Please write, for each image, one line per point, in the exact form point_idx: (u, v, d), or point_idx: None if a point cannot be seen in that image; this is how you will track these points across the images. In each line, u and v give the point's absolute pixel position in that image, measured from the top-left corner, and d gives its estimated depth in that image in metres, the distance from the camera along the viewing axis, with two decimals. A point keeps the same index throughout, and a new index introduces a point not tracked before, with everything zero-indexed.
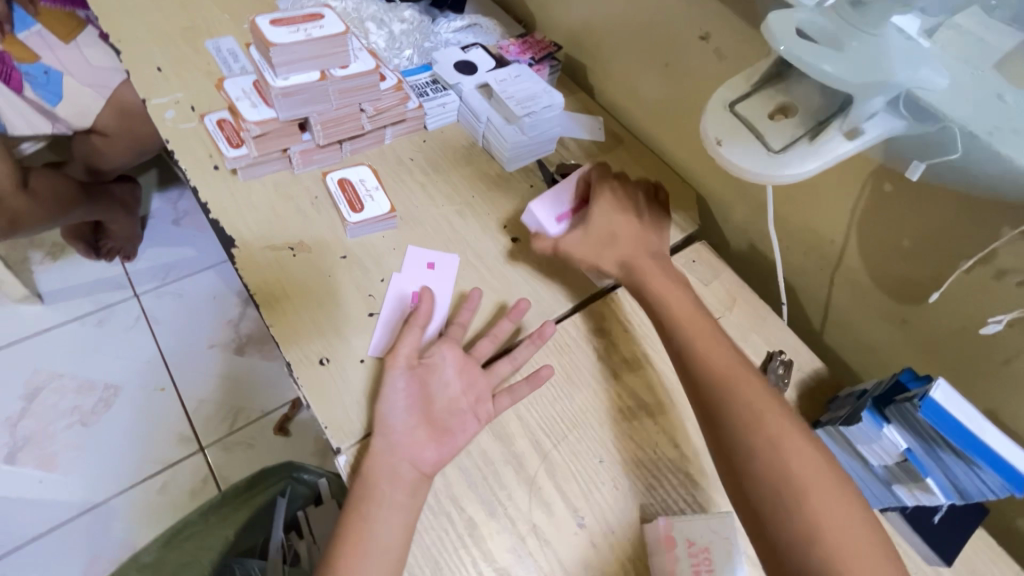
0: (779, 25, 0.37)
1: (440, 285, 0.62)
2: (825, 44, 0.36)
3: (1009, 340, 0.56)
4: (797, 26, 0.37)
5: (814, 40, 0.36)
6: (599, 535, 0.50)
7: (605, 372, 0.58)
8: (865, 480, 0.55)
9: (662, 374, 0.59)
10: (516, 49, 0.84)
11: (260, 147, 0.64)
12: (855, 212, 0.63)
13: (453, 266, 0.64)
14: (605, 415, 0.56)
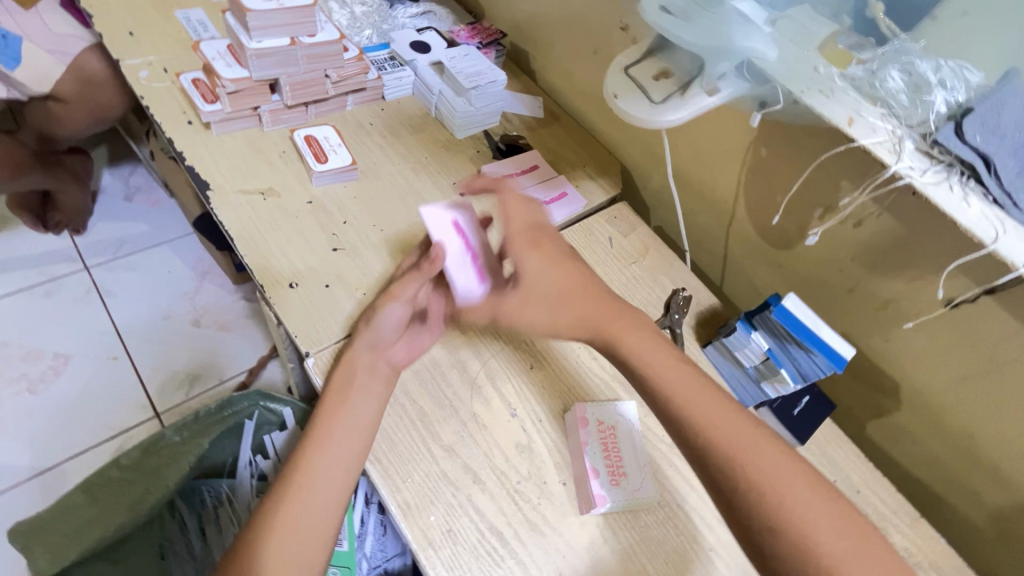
0: (649, 5, 0.51)
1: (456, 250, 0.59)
2: (680, 18, 0.50)
3: (851, 271, 0.72)
4: (662, 5, 0.51)
5: (674, 15, 0.50)
6: (526, 422, 0.60)
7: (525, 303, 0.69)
8: (740, 383, 0.68)
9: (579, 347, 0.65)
10: (465, 34, 0.94)
11: (233, 103, 0.71)
12: (742, 175, 0.77)
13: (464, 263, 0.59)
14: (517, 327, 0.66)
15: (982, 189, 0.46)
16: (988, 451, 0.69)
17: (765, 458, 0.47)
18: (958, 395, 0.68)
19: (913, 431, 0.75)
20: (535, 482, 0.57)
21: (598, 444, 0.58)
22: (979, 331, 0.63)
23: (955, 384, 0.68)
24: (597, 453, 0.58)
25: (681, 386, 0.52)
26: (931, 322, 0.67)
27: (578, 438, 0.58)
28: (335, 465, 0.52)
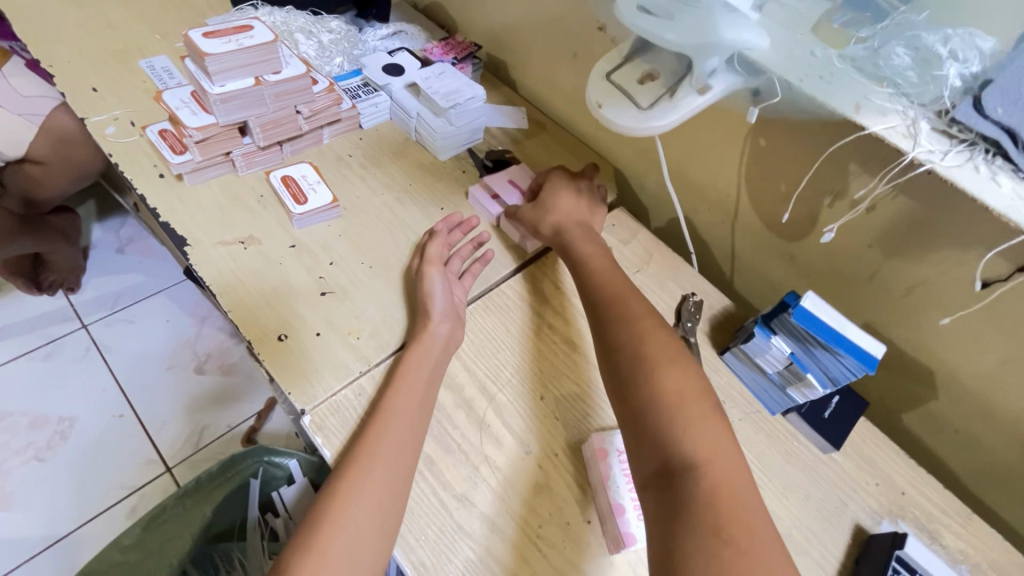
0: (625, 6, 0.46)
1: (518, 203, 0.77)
2: (660, 16, 0.45)
3: (868, 257, 0.68)
4: (639, 5, 0.46)
5: (654, 14, 0.45)
6: (544, 459, 0.57)
7: (537, 326, 0.67)
8: (766, 390, 0.64)
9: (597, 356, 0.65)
10: (439, 51, 0.91)
11: (203, 151, 0.68)
12: (741, 167, 0.73)
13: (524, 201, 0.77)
14: (531, 352, 0.64)
15: (1012, 166, 0.42)
16: None
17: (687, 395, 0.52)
18: (1000, 379, 0.64)
19: (954, 419, 0.71)
20: (558, 525, 0.53)
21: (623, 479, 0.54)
22: (1020, 314, 0.58)
23: (997, 369, 0.63)
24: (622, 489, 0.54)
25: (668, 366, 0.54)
26: (965, 306, 0.62)
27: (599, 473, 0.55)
28: (363, 531, 0.47)
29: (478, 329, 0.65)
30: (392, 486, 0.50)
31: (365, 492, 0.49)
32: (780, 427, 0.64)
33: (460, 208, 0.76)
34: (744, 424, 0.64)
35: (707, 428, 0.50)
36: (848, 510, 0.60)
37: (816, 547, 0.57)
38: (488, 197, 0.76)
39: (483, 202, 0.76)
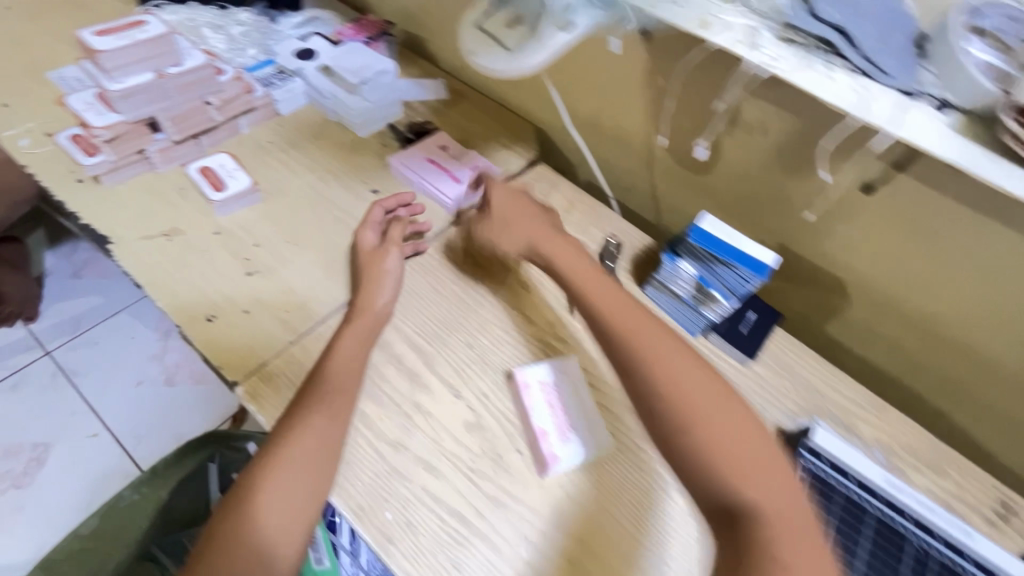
0: None
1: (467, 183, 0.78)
2: None
3: (770, 178, 0.71)
4: None
5: None
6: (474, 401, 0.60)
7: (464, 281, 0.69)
8: (683, 313, 0.67)
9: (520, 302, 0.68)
10: (351, 32, 0.93)
11: (115, 150, 0.69)
12: (647, 108, 0.76)
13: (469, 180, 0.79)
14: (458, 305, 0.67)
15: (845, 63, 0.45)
16: (941, 327, 0.68)
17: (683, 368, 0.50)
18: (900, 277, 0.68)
19: (869, 324, 0.75)
20: (489, 458, 0.56)
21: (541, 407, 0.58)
22: (905, 211, 0.62)
23: (896, 268, 0.67)
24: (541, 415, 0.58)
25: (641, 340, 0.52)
26: (860, 211, 0.66)
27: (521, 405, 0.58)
28: (297, 484, 0.49)
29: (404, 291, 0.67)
30: (326, 441, 0.52)
31: (306, 438, 0.51)
32: (702, 348, 0.68)
33: (383, 180, 0.78)
34: None
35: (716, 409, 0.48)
36: (768, 416, 0.64)
37: None
38: (407, 166, 0.78)
39: (405, 172, 0.78)
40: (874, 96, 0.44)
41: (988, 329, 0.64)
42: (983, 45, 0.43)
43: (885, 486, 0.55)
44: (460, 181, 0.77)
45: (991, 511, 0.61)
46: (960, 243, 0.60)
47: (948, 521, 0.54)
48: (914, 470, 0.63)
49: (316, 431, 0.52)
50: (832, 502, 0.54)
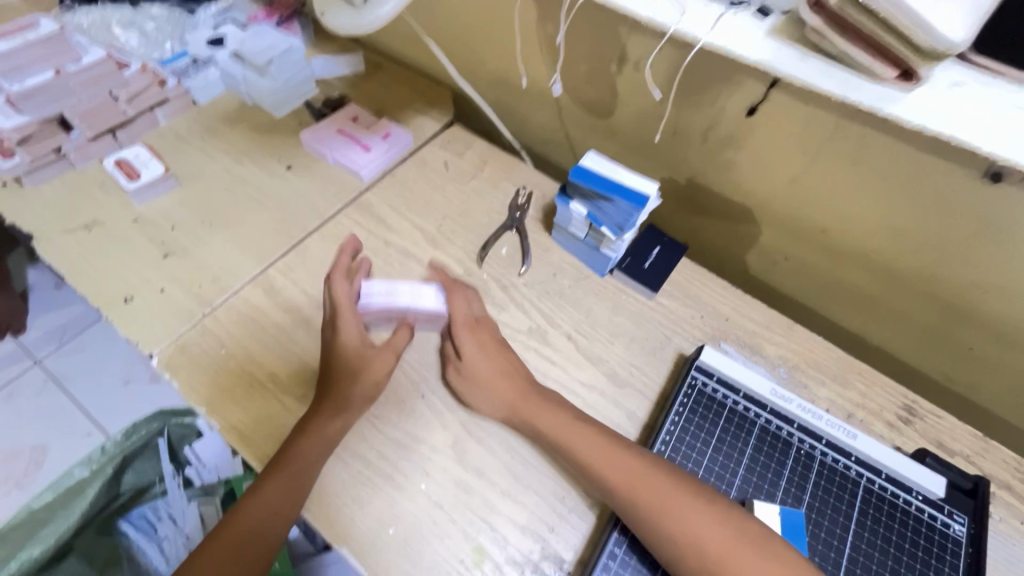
0: None
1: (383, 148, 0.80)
2: None
3: (667, 113, 0.71)
4: None
5: None
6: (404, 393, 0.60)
7: (374, 245, 0.72)
8: (585, 253, 0.70)
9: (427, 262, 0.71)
10: (263, 15, 0.94)
11: (30, 151, 0.72)
12: (545, 57, 0.76)
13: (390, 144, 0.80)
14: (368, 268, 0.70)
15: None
16: (847, 241, 0.69)
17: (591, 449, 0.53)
18: (802, 196, 0.68)
19: (787, 247, 0.75)
20: (393, 404, 0.59)
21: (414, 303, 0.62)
22: (792, 129, 0.62)
23: (795, 189, 0.68)
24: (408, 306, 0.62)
25: (593, 455, 0.53)
26: (751, 135, 0.66)
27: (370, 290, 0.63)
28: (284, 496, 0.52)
29: (316, 257, 0.70)
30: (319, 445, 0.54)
31: (302, 454, 0.53)
32: (609, 285, 0.70)
33: (297, 156, 0.80)
34: (574, 289, 0.69)
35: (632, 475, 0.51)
36: (673, 342, 0.66)
37: (640, 378, 0.63)
38: (316, 140, 0.80)
39: (316, 146, 0.80)
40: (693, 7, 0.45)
41: (888, 238, 0.65)
42: None
43: (771, 395, 0.57)
44: (370, 149, 0.79)
45: (893, 413, 0.63)
46: (849, 156, 0.61)
47: (833, 423, 0.56)
48: (818, 382, 0.65)
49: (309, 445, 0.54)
50: (720, 415, 0.56)
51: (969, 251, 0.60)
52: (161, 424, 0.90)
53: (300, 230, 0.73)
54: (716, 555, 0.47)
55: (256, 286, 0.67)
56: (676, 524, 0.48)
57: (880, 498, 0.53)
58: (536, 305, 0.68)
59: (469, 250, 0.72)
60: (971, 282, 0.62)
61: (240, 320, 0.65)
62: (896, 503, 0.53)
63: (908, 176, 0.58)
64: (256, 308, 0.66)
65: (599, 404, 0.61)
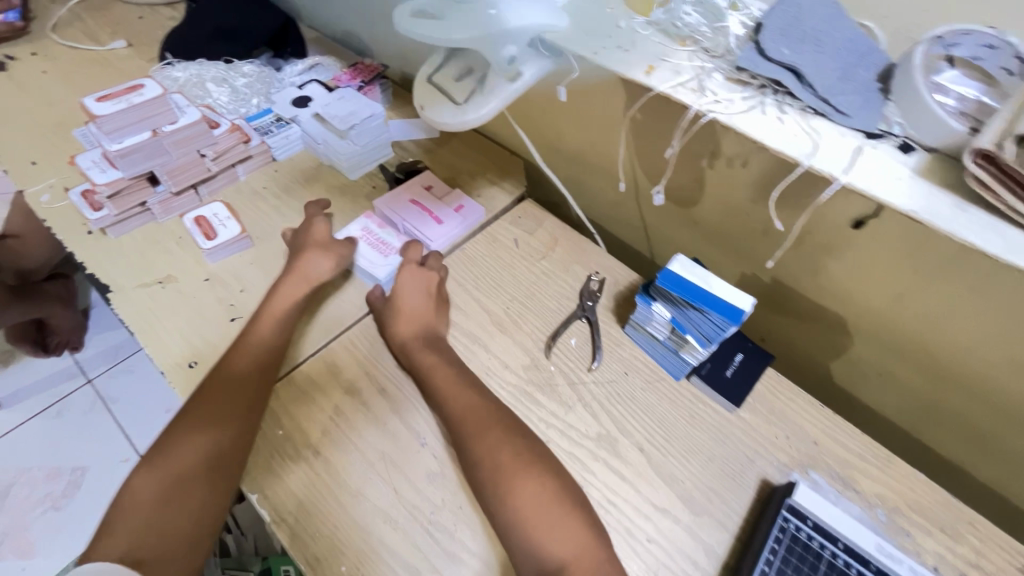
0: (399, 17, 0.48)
1: (455, 221, 0.78)
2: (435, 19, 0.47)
3: (758, 212, 0.67)
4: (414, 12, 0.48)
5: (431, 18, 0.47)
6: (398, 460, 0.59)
7: None
8: (663, 355, 0.65)
9: (493, 348, 0.68)
10: (347, 77, 0.96)
11: (117, 205, 0.74)
12: (628, 143, 0.74)
13: (466, 216, 0.79)
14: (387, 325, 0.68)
15: (797, 102, 0.47)
16: (955, 369, 0.62)
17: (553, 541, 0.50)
18: (905, 315, 0.62)
19: (882, 363, 0.68)
20: (449, 510, 0.55)
21: (384, 264, 0.73)
22: (896, 249, 0.57)
23: (895, 308, 0.62)
24: (385, 237, 0.76)
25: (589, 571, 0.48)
26: (852, 247, 0.61)
27: (353, 225, 0.78)
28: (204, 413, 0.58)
29: (377, 335, 0.68)
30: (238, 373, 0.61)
31: (185, 452, 0.55)
32: (685, 392, 0.64)
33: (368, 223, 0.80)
34: (647, 393, 0.64)
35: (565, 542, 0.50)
36: (755, 466, 0.60)
37: (719, 506, 0.57)
38: (387, 208, 0.79)
39: (384, 212, 0.79)
40: (826, 139, 0.46)
41: (946, 343, 0.61)
42: (960, 74, 0.44)
43: (877, 552, 0.50)
44: (442, 221, 0.78)
45: None
46: (957, 285, 0.55)
47: None
48: (922, 531, 0.57)
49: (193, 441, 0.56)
50: (816, 569, 0.50)
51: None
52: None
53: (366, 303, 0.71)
54: None
55: (317, 360, 0.66)
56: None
57: None
58: (605, 409, 0.63)
59: (536, 337, 0.69)
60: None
61: (299, 396, 0.63)
62: None
63: (983, 292, 0.54)
64: (317, 385, 0.64)
65: (673, 533, 0.55)
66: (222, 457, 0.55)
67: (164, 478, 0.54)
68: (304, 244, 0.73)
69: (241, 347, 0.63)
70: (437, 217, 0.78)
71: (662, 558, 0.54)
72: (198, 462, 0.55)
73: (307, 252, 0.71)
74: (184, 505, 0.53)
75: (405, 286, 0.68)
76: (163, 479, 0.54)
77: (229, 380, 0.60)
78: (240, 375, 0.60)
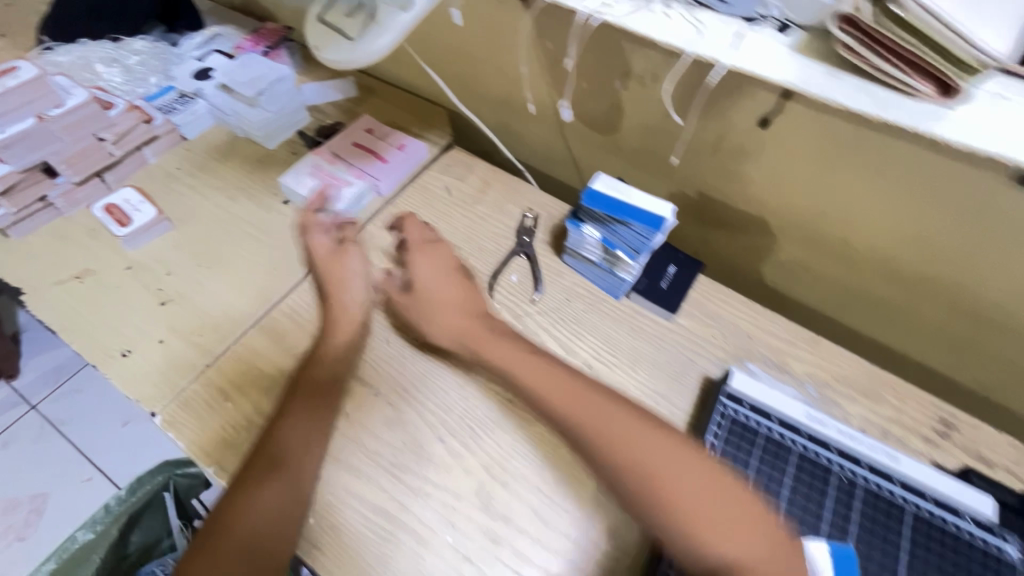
0: None
1: (401, 160, 0.79)
2: None
3: (673, 127, 0.69)
4: None
5: None
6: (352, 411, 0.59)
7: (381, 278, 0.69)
8: (600, 277, 0.67)
9: None
10: (250, 45, 0.91)
11: (15, 202, 0.69)
12: (545, 76, 0.74)
13: (412, 157, 0.80)
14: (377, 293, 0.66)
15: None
16: (866, 250, 0.66)
17: (580, 412, 0.52)
18: (869, 229, 0.64)
19: (835, 271, 0.72)
20: (410, 450, 0.56)
21: (336, 196, 0.73)
22: (808, 141, 0.60)
23: (862, 226, 0.64)
24: (336, 171, 0.76)
25: (620, 438, 0.50)
26: (765, 146, 0.64)
27: (302, 163, 0.77)
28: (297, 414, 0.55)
29: (319, 296, 0.67)
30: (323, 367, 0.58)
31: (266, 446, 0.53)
32: (626, 309, 0.67)
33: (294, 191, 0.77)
34: (590, 314, 0.66)
35: (615, 419, 0.51)
36: (696, 366, 0.63)
37: (665, 406, 0.60)
38: (327, 153, 0.78)
39: (326, 153, 0.78)
40: (711, 28, 0.48)
41: (854, 225, 0.65)
42: None
43: (806, 419, 0.55)
44: (388, 161, 0.78)
45: (929, 428, 0.61)
46: (910, 187, 0.57)
47: (875, 447, 0.53)
48: (849, 400, 0.62)
49: (294, 446, 0.53)
50: (754, 444, 0.54)
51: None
52: (166, 478, 0.76)
53: None
54: (654, 476, 0.47)
55: (258, 330, 0.64)
56: (645, 468, 0.48)
57: (931, 526, 0.50)
58: (549, 333, 0.65)
59: (477, 278, 0.69)
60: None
61: (245, 366, 0.62)
62: (944, 528, 0.50)
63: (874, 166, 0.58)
64: (260, 353, 0.63)
65: None
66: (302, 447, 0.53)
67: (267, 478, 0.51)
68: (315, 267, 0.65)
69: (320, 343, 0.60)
70: (383, 155, 0.78)
71: None
72: (294, 451, 0.53)
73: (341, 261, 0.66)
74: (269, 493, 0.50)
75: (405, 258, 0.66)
76: (264, 480, 0.51)
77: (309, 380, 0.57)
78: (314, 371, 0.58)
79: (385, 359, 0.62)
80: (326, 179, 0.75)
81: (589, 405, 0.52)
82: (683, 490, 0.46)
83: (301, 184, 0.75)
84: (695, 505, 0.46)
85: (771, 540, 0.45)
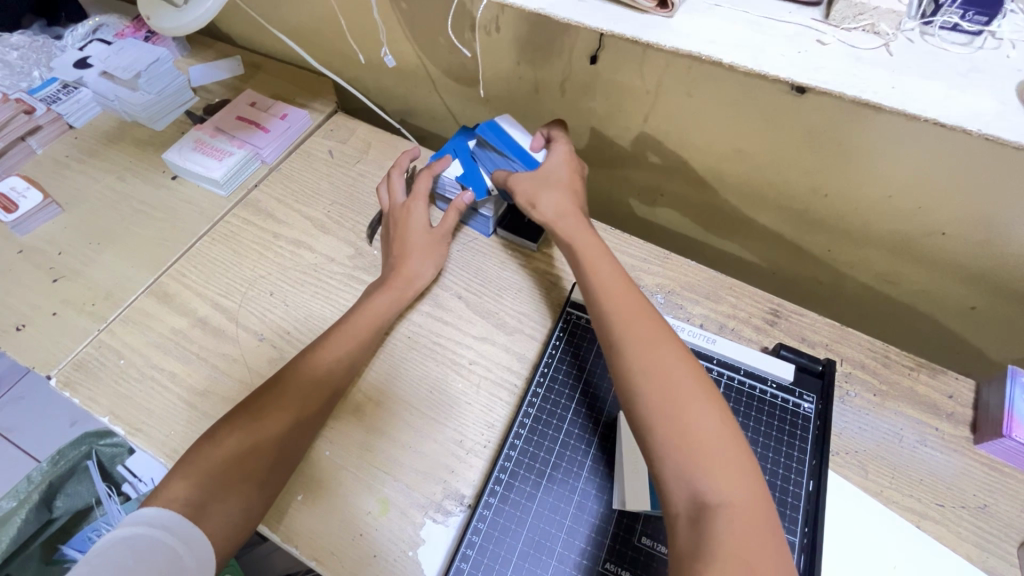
0: None
1: (284, 128, 0.82)
2: None
3: (526, 73, 0.74)
4: None
5: None
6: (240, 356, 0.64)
7: (266, 238, 0.74)
8: (469, 216, 0.74)
9: (320, 248, 0.73)
10: (132, 32, 0.93)
11: None
12: (407, 35, 0.78)
13: (295, 125, 0.83)
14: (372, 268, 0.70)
15: None
16: (706, 171, 0.74)
17: (603, 273, 0.58)
18: (738, 161, 0.70)
19: (714, 202, 0.78)
20: None
21: (218, 166, 0.76)
22: (631, 71, 0.66)
23: (745, 164, 0.70)
24: (218, 143, 0.79)
25: (627, 304, 0.55)
26: (603, 81, 0.70)
27: (186, 138, 0.80)
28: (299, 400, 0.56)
29: (206, 259, 0.72)
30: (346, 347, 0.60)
31: (256, 424, 0.54)
32: (494, 244, 0.73)
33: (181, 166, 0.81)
34: (461, 252, 0.72)
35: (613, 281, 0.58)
36: (558, 288, 0.69)
37: (529, 324, 0.67)
38: (210, 129, 0.81)
39: (209, 128, 0.81)
40: None
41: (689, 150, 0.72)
42: None
43: None
44: (270, 130, 0.81)
45: (761, 319, 0.68)
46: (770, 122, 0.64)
47: (693, 333, 0.62)
48: (692, 302, 0.70)
49: (273, 442, 0.54)
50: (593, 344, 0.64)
51: (902, 147, 0.58)
52: (88, 447, 0.90)
53: (207, 218, 0.75)
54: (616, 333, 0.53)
55: (148, 295, 0.69)
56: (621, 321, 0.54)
57: (740, 391, 0.59)
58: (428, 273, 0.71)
59: (358, 229, 0.75)
60: (921, 187, 0.61)
61: (136, 328, 0.66)
62: (751, 393, 0.59)
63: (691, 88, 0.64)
64: (152, 315, 0.67)
65: (492, 352, 0.65)
66: (281, 443, 0.54)
67: (240, 461, 0.52)
68: (408, 209, 0.70)
69: (341, 326, 0.62)
70: (264, 126, 0.81)
71: (483, 373, 0.63)
72: (275, 439, 0.54)
73: (406, 237, 0.68)
74: (233, 475, 0.51)
75: (396, 249, 0.68)
76: (239, 455, 0.52)
77: (310, 382, 0.58)
78: (322, 373, 0.58)
79: (270, 309, 0.68)
80: (207, 151, 0.78)
81: (598, 264, 0.59)
82: (656, 348, 0.51)
83: (182, 155, 0.78)
84: (652, 377, 0.49)
85: (710, 426, 0.46)
